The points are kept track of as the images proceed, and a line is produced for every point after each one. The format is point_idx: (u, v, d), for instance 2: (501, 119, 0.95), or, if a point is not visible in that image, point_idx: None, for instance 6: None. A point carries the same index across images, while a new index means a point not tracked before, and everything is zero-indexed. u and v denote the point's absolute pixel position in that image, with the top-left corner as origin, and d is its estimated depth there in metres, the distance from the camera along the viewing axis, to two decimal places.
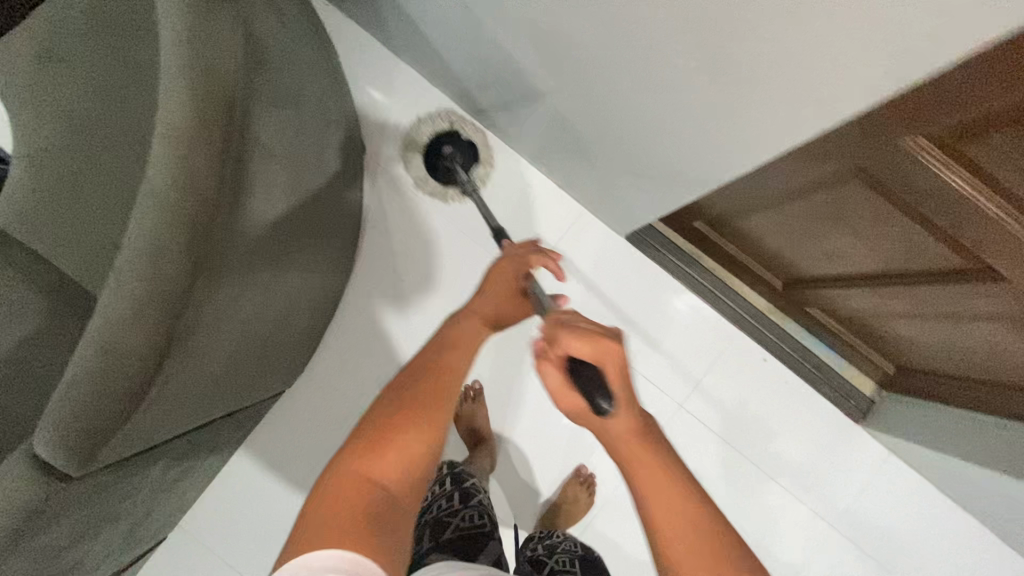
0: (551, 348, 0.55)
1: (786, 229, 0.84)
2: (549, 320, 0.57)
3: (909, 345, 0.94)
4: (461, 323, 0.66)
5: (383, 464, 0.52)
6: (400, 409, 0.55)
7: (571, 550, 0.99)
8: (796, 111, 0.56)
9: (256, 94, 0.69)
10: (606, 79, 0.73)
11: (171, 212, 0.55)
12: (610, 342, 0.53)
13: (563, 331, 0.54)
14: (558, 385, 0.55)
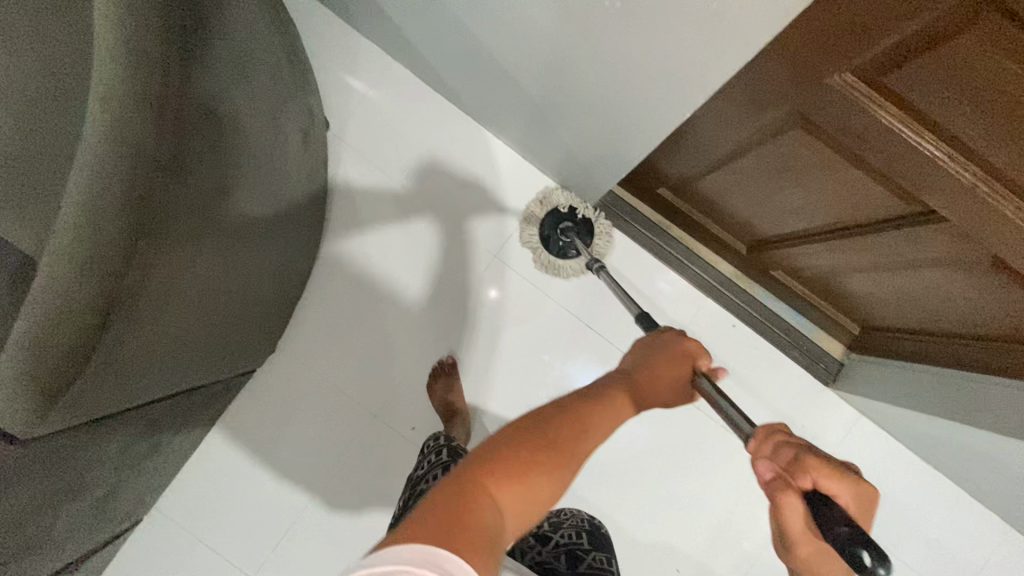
0: (794, 473, 0.48)
1: (742, 188, 0.85)
2: (786, 443, 0.52)
3: (870, 302, 0.95)
4: (614, 387, 0.61)
5: (510, 484, 0.46)
6: (542, 440, 0.50)
7: (578, 525, 1.02)
8: (726, 51, 0.57)
9: (203, 57, 0.69)
10: (551, 39, 0.74)
11: (105, 170, 0.55)
12: (868, 486, 0.47)
13: (820, 459, 0.48)
14: (799, 520, 0.47)
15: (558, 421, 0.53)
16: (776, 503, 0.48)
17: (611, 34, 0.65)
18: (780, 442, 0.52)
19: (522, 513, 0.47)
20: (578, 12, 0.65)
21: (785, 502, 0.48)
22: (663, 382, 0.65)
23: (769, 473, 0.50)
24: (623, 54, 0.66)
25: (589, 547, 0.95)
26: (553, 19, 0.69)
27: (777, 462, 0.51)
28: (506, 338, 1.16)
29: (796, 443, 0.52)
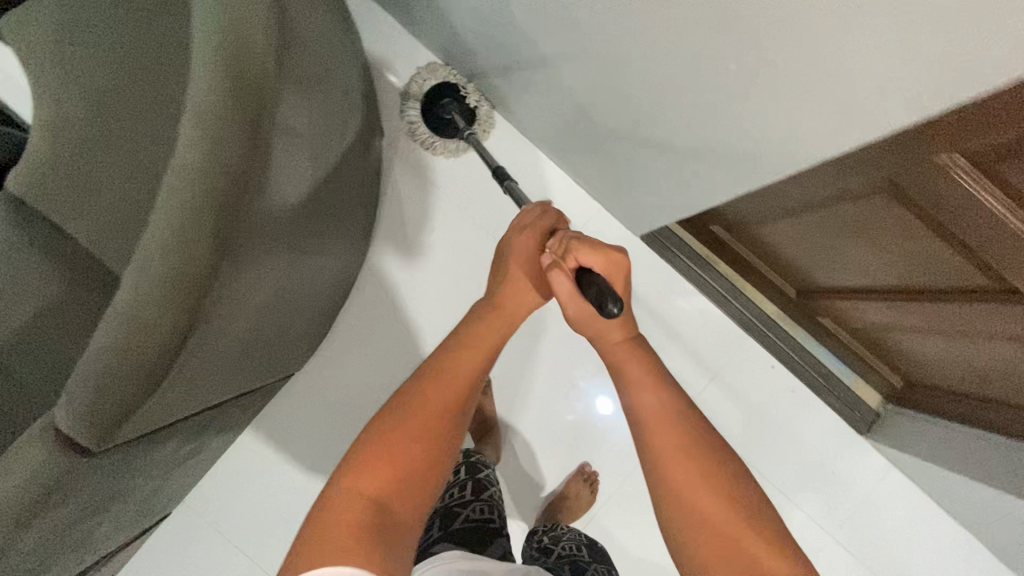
0: (564, 258, 0.70)
1: (805, 240, 0.84)
2: (563, 237, 0.71)
3: (919, 359, 0.94)
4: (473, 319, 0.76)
5: (370, 476, 0.60)
6: (400, 425, 0.63)
7: (577, 538, 1.01)
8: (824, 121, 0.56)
9: (295, 74, 0.67)
10: (627, 81, 0.73)
11: (201, 194, 0.54)
12: (616, 254, 0.69)
13: (582, 244, 0.69)
14: (570, 290, 0.69)
15: (413, 403, 0.65)
16: (553, 281, 0.70)
17: (699, 86, 0.64)
18: (560, 237, 0.72)
19: (397, 490, 0.60)
20: (668, 65, 0.65)
21: (559, 280, 0.70)
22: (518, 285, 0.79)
23: (548, 260, 0.70)
24: (710, 109, 0.66)
25: (590, 559, 0.94)
26: (640, 65, 0.68)
27: (556, 252, 0.71)
28: (542, 357, 1.18)
29: (567, 234, 0.72)
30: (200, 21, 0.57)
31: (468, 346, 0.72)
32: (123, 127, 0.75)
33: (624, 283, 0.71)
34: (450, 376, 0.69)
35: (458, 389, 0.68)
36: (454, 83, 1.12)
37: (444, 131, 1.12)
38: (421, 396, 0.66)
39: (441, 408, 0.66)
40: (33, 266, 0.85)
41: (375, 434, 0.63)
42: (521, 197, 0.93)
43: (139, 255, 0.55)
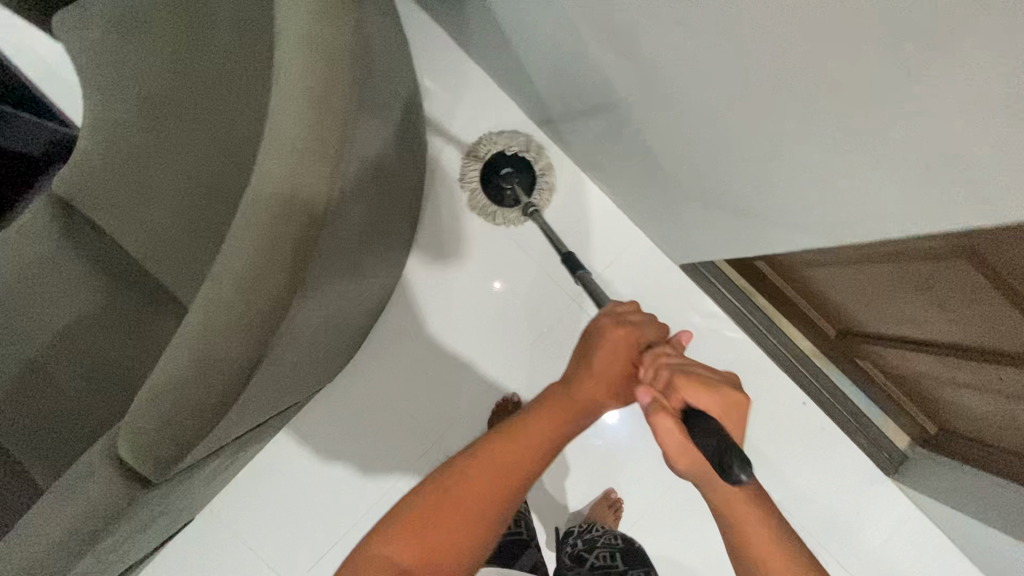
0: (670, 394, 0.65)
1: (857, 290, 0.85)
2: (669, 369, 0.66)
3: (959, 410, 0.93)
4: (546, 408, 0.71)
5: (399, 549, 0.62)
6: (439, 508, 0.65)
7: (611, 543, 1.04)
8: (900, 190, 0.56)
9: (374, 97, 0.65)
10: (693, 129, 0.74)
11: (279, 229, 0.53)
12: (733, 399, 0.63)
13: (693, 383, 0.64)
14: (676, 432, 0.64)
15: (458, 481, 0.66)
16: (656, 422, 0.65)
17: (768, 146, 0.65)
18: (662, 365, 0.67)
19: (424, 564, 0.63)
20: (738, 127, 0.65)
21: (664, 420, 0.64)
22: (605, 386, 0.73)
23: (651, 399, 0.65)
24: (777, 168, 0.67)
25: (623, 567, 1.01)
26: (707, 119, 0.69)
27: (658, 385, 0.66)
28: None
29: (672, 363, 0.67)
30: (283, 45, 0.54)
31: (534, 426, 0.70)
32: (174, 133, 0.73)
33: (735, 426, 0.65)
34: (504, 454, 0.68)
35: (508, 469, 0.67)
36: (515, 153, 1.12)
37: (505, 202, 1.12)
38: (468, 471, 0.66)
39: (483, 487, 0.66)
40: (73, 267, 0.84)
41: (418, 504, 0.65)
42: (596, 290, 0.90)
43: (211, 285, 0.54)
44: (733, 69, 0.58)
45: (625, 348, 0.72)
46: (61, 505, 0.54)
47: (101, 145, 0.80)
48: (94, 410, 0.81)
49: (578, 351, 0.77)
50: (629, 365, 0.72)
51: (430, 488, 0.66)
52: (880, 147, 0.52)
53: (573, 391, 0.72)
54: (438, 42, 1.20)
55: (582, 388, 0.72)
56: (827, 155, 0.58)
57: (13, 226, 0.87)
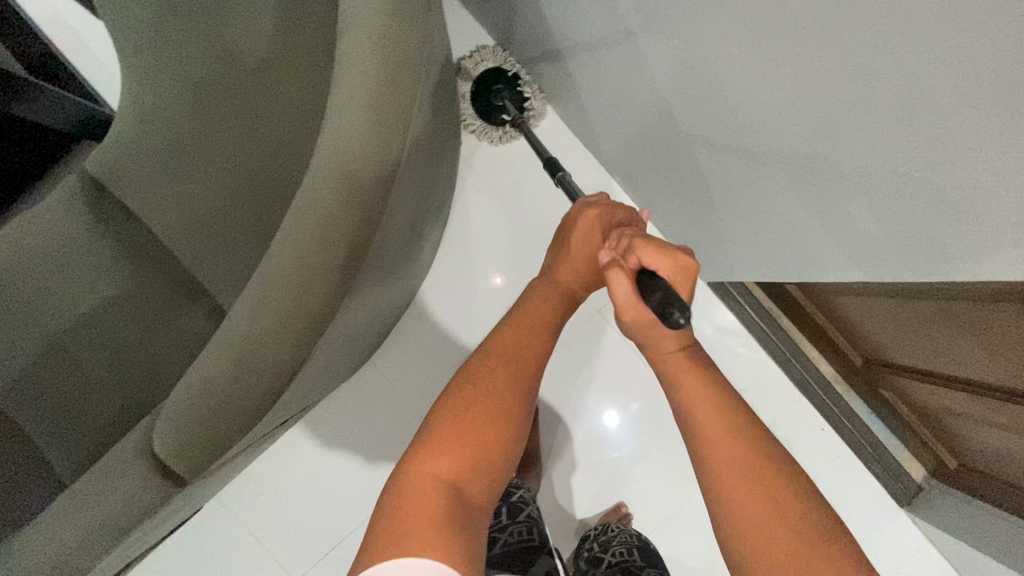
0: (626, 257, 0.64)
1: (897, 320, 0.85)
2: (627, 234, 0.66)
3: (982, 448, 0.92)
4: (538, 298, 0.72)
5: (435, 461, 0.57)
6: (456, 408, 0.61)
7: (628, 541, 1.00)
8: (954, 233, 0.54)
9: (431, 98, 0.63)
10: (744, 152, 0.74)
11: (334, 231, 0.52)
12: (683, 257, 0.61)
13: (645, 241, 0.63)
14: (628, 290, 0.63)
15: (476, 385, 0.62)
16: (611, 280, 0.64)
17: (824, 178, 0.65)
18: (624, 235, 0.66)
19: (456, 463, 0.58)
20: (794, 158, 0.66)
21: (617, 281, 0.63)
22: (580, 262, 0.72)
23: (607, 258, 0.65)
24: (829, 198, 0.67)
25: (641, 563, 0.96)
26: (761, 147, 0.69)
27: (616, 250, 0.66)
28: (590, 393, 1.15)
29: (628, 231, 0.67)
30: (350, 42, 0.53)
31: (528, 324, 0.69)
32: (217, 124, 0.73)
33: (691, 291, 0.63)
34: (510, 355, 0.65)
35: (518, 372, 0.64)
36: (505, 67, 1.13)
37: (495, 118, 1.13)
38: (483, 370, 0.63)
39: (501, 391, 0.62)
40: (104, 253, 0.83)
41: (444, 412, 0.61)
42: (574, 189, 0.91)
43: (260, 285, 0.53)
44: (795, 102, 0.58)
45: (596, 223, 0.71)
46: (97, 497, 0.54)
47: (140, 129, 0.79)
48: (115, 399, 0.80)
49: (560, 235, 0.78)
50: (599, 238, 0.71)
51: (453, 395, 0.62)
52: (942, 195, 0.52)
53: (557, 275, 0.73)
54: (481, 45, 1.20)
55: (560, 273, 0.73)
56: (886, 195, 0.58)
57: (39, 205, 0.85)
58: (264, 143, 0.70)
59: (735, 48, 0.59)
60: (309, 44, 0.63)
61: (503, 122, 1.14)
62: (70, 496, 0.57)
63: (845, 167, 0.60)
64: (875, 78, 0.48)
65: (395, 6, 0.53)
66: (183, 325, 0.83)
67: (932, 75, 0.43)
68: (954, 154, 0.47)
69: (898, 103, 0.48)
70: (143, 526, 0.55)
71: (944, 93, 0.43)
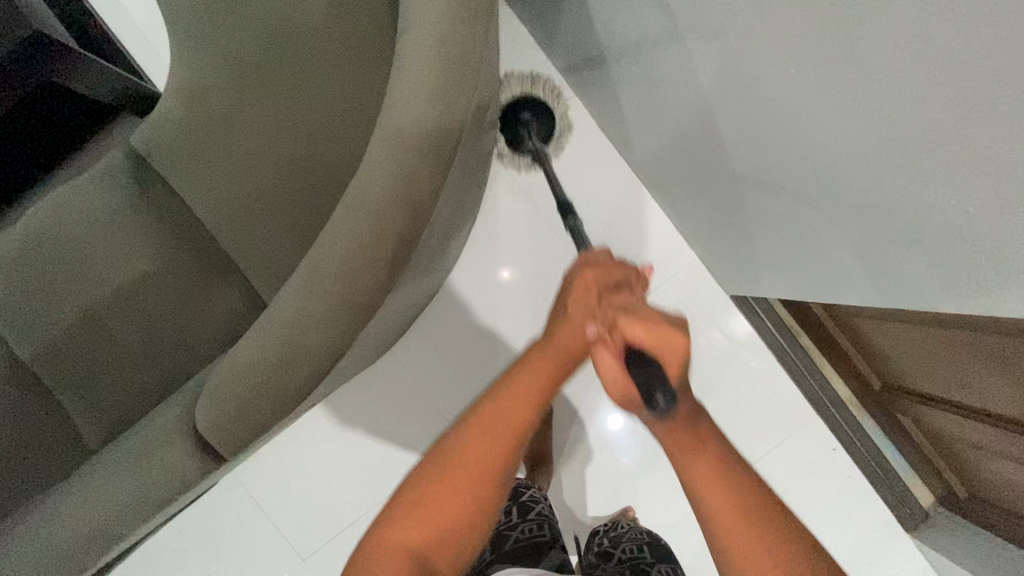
0: (612, 332, 0.62)
1: (920, 347, 0.85)
2: (615, 310, 0.62)
3: (994, 481, 0.92)
4: (524, 365, 0.65)
5: (406, 534, 0.58)
6: (436, 481, 0.60)
7: (638, 538, 1.00)
8: (988, 270, 0.55)
9: (484, 96, 0.64)
10: (781, 173, 0.74)
11: (384, 223, 0.53)
12: (676, 339, 0.58)
13: (631, 321, 0.60)
14: (616, 367, 0.62)
15: (454, 461, 0.61)
16: (598, 354, 0.63)
17: (860, 206, 0.65)
18: (614, 308, 0.62)
19: (427, 537, 0.58)
20: (836, 186, 0.66)
21: (605, 356, 0.63)
22: (570, 326, 0.65)
23: (594, 331, 0.63)
24: (863, 226, 0.67)
25: (652, 559, 0.95)
26: (803, 169, 0.69)
27: (604, 322, 0.63)
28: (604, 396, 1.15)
29: (619, 302, 0.63)
30: (412, 40, 0.54)
31: (514, 391, 0.63)
32: (264, 107, 0.73)
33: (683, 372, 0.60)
34: (486, 427, 0.62)
35: (495, 441, 0.62)
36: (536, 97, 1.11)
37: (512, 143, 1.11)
38: (463, 445, 0.61)
39: (478, 471, 0.60)
40: (143, 227, 0.85)
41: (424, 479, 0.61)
42: (584, 236, 0.90)
43: (306, 273, 0.54)
44: (840, 128, 0.58)
45: (591, 285, 0.65)
46: (137, 468, 0.56)
47: (187, 106, 0.80)
48: (145, 372, 0.82)
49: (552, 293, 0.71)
50: (595, 300, 0.65)
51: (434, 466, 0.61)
52: (978, 231, 0.52)
53: (552, 336, 0.65)
54: (522, 43, 1.20)
55: (551, 338, 0.66)
56: (922, 227, 0.58)
57: (77, 179, 0.87)
58: (309, 128, 0.71)
59: (790, 70, 0.59)
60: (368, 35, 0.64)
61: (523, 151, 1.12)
62: (110, 465, 0.59)
63: (881, 197, 0.60)
64: (922, 113, 0.48)
65: (458, 7, 0.54)
66: (218, 302, 0.84)
67: (982, 117, 0.43)
68: (1005, 200, 0.47)
69: (945, 141, 0.48)
70: (177, 499, 0.57)
71: (991, 133, 0.43)
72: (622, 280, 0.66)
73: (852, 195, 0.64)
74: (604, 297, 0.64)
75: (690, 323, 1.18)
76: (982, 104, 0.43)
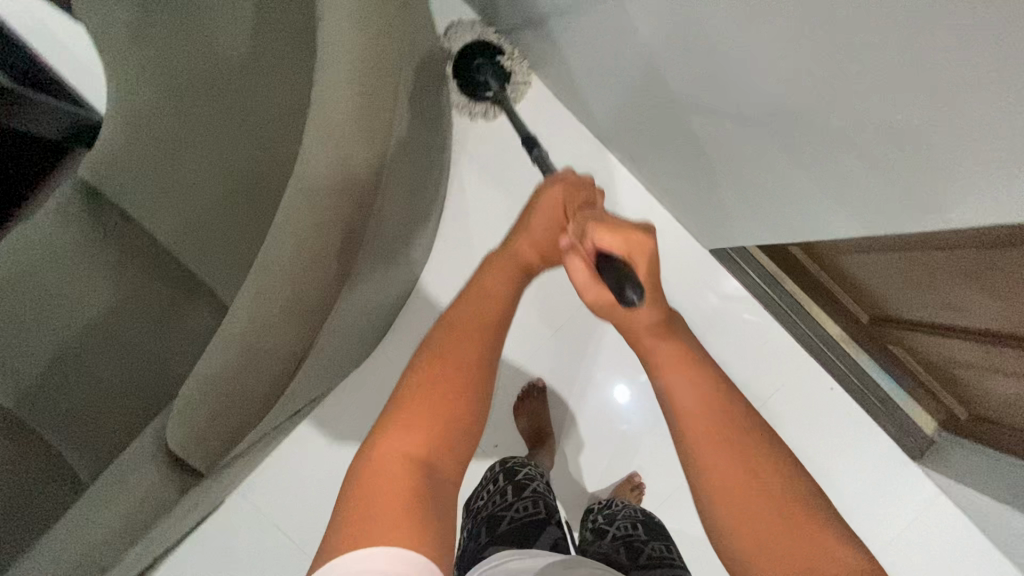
0: (582, 240, 0.62)
1: (899, 273, 0.84)
2: (583, 219, 0.63)
3: (992, 400, 0.92)
4: (498, 267, 0.65)
5: (400, 440, 0.53)
6: (429, 378, 0.56)
7: (632, 515, 0.93)
8: (952, 186, 0.54)
9: (417, 76, 0.62)
10: (739, 116, 0.72)
11: (324, 219, 0.52)
12: (640, 237, 0.59)
13: (599, 225, 0.60)
14: (585, 272, 0.62)
15: (438, 357, 0.58)
16: (568, 265, 0.63)
17: (815, 136, 0.63)
18: (583, 216, 0.63)
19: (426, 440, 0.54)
20: (791, 120, 0.64)
21: (575, 262, 0.63)
22: (535, 233, 0.67)
23: (566, 242, 0.63)
24: (821, 158, 0.66)
25: (646, 537, 0.86)
26: (756, 108, 0.68)
27: (575, 233, 0.63)
28: (595, 366, 1.15)
29: (588, 213, 0.64)
30: (330, 28, 0.52)
31: (485, 291, 0.63)
32: (204, 120, 0.73)
33: (647, 275, 0.61)
34: (464, 331, 0.60)
35: (480, 336, 0.59)
36: (487, 42, 1.10)
37: (477, 95, 1.11)
38: (447, 343, 0.59)
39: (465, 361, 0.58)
40: (106, 258, 0.84)
41: (416, 391, 0.56)
42: (550, 165, 0.90)
43: (257, 277, 0.53)
44: (782, 60, 0.57)
45: (558, 200, 0.67)
46: (119, 494, 0.55)
47: (128, 129, 0.78)
48: (128, 400, 0.81)
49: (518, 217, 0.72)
50: (562, 216, 0.66)
51: (416, 376, 0.57)
52: (934, 145, 0.51)
53: (513, 245, 0.67)
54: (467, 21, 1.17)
55: (517, 244, 0.67)
56: (879, 149, 0.57)
57: (34, 218, 0.86)
58: (250, 133, 0.69)
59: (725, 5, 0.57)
60: (288, 28, 0.62)
61: (484, 100, 1.11)
62: (90, 495, 0.59)
63: (837, 124, 0.59)
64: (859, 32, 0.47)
65: None
66: (189, 323, 0.83)
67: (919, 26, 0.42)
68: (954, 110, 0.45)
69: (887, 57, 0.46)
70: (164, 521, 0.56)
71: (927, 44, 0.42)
72: (590, 198, 0.68)
73: (808, 128, 0.63)
74: (570, 211, 0.66)
75: (672, 283, 1.17)
76: (919, 14, 0.41)
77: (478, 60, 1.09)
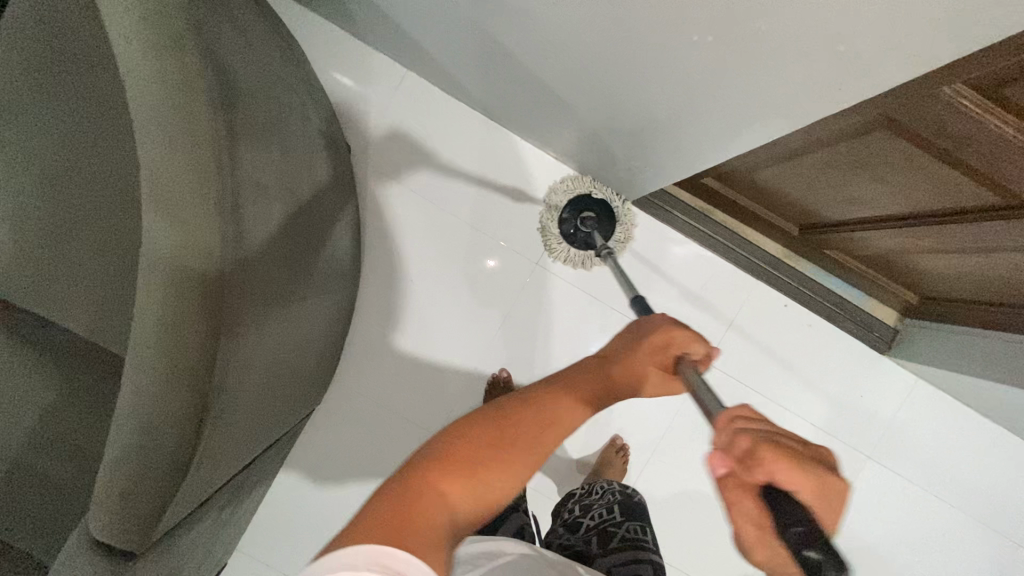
0: (748, 465, 0.39)
1: (805, 177, 0.84)
2: (745, 425, 0.42)
3: (933, 276, 0.94)
4: (586, 370, 0.58)
5: (439, 494, 0.45)
6: (487, 437, 0.49)
7: (610, 497, 0.92)
8: (798, 80, 0.53)
9: (253, 115, 0.62)
10: (595, 67, 0.70)
11: (179, 283, 0.51)
12: (838, 481, 0.39)
13: (781, 449, 0.39)
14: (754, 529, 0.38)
15: (497, 420, 0.50)
16: (727, 506, 0.39)
17: (663, 67, 0.62)
18: (738, 422, 0.43)
19: (467, 502, 0.46)
20: (637, 56, 0.62)
21: (738, 504, 0.39)
22: (636, 365, 0.58)
23: (720, 469, 0.40)
24: (679, 87, 0.65)
25: (620, 518, 0.87)
26: (603, 54, 0.66)
27: (730, 449, 0.41)
28: (552, 344, 1.16)
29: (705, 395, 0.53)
30: (135, 92, 0.52)
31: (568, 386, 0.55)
32: (84, 207, 0.74)
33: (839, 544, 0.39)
34: (545, 417, 0.51)
35: (549, 427, 0.51)
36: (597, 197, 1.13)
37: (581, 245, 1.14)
38: (516, 419, 0.50)
39: (528, 441, 0.50)
40: (29, 364, 0.83)
41: (459, 447, 0.48)
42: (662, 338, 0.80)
43: (133, 357, 0.53)
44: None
45: (661, 345, 0.60)
46: None
47: None
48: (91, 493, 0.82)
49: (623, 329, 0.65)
50: (659, 363, 0.59)
51: (472, 429, 0.49)
52: (763, 44, 0.50)
53: (609, 357, 0.59)
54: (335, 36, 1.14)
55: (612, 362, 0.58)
56: (720, 63, 0.56)
57: None
58: None
59: None
60: None
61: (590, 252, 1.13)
62: None
63: (675, 49, 0.57)
64: None
65: (161, 45, 0.52)
66: None
67: None
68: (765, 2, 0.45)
69: None
70: None
71: None
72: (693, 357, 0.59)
73: (655, 61, 0.62)
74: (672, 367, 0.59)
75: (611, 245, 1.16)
76: None
77: (586, 214, 1.13)
